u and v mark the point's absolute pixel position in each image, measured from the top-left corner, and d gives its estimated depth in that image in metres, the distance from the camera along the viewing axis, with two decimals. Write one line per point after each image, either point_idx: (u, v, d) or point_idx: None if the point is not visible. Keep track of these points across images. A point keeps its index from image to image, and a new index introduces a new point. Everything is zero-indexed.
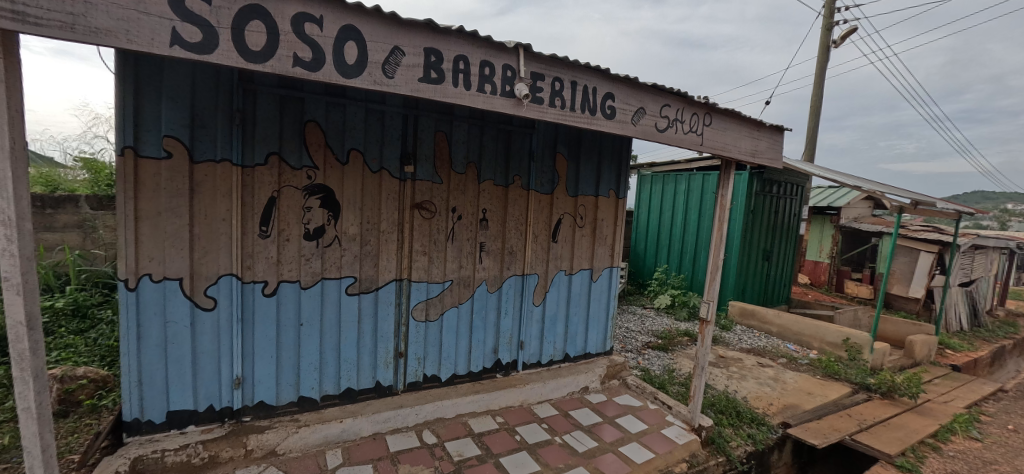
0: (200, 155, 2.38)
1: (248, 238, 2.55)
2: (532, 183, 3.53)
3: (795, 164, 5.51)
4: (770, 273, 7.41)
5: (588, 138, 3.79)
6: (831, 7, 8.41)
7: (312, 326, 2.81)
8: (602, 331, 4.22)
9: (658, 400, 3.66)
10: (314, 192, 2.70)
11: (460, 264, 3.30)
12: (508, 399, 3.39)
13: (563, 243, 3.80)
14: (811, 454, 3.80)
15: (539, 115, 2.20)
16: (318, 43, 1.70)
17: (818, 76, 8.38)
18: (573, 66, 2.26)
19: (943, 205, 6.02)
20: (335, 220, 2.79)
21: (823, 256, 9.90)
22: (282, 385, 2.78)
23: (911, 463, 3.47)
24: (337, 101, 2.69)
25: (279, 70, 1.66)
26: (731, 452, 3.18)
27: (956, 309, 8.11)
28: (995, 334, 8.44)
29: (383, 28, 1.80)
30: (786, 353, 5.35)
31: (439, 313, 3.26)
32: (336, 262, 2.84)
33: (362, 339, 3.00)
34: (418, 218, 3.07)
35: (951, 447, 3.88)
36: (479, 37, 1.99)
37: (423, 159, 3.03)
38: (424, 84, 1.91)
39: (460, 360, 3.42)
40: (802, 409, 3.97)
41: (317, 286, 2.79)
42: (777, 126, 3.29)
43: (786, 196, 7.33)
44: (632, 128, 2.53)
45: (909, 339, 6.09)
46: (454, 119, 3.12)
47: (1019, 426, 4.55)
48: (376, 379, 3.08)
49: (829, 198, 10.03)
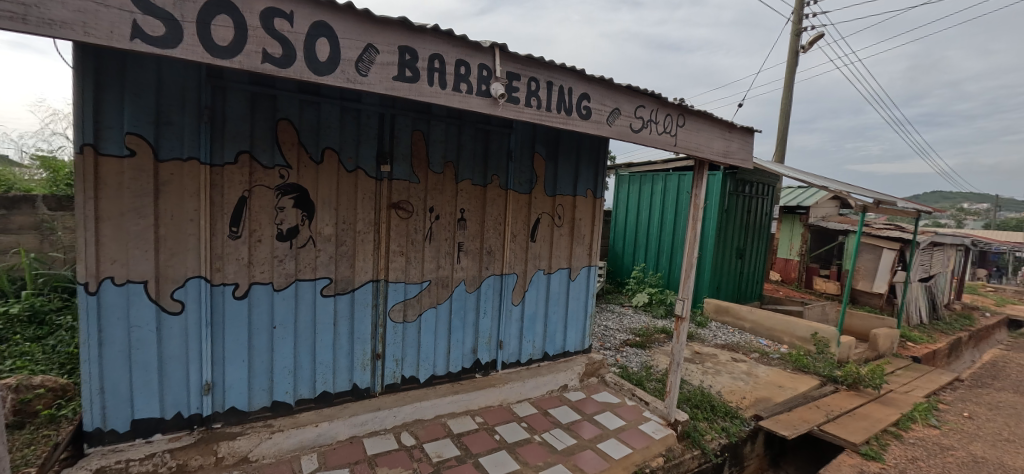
0: (166, 153, 2.29)
1: (217, 239, 2.47)
2: (510, 182, 3.53)
3: (765, 164, 5.68)
4: (743, 270, 7.61)
5: (566, 138, 3.82)
6: (799, 13, 8.71)
7: (286, 329, 2.75)
8: (581, 330, 4.26)
9: (635, 396, 3.72)
10: (287, 192, 2.64)
11: (438, 264, 3.28)
12: (488, 399, 3.39)
13: (541, 242, 3.82)
14: (782, 446, 3.93)
15: (515, 115, 2.21)
16: (288, 39, 1.66)
17: (788, 79, 8.66)
18: (549, 66, 2.27)
19: (903, 205, 6.31)
20: (310, 220, 2.73)
21: (793, 254, 10.23)
22: (254, 389, 2.70)
23: (875, 451, 3.63)
24: (311, 98, 2.63)
25: (248, 66, 1.61)
26: (706, 446, 3.25)
27: (917, 303, 8.52)
28: (952, 327, 8.90)
29: (356, 25, 1.77)
30: (758, 348, 5.52)
31: (417, 314, 3.23)
32: (311, 263, 2.78)
33: (338, 342, 2.95)
34: (395, 218, 3.04)
35: (912, 435, 4.08)
36: (454, 36, 1.98)
37: (400, 159, 3.00)
38: (399, 83, 1.89)
39: (439, 361, 3.40)
40: (773, 402, 4.10)
41: (291, 288, 2.73)
42: (748, 128, 3.39)
43: (758, 196, 7.56)
44: (607, 128, 2.56)
45: (873, 332, 6.36)
46: (432, 118, 3.09)
47: (973, 413, 4.81)
48: (353, 381, 3.03)
49: (798, 198, 10.39)
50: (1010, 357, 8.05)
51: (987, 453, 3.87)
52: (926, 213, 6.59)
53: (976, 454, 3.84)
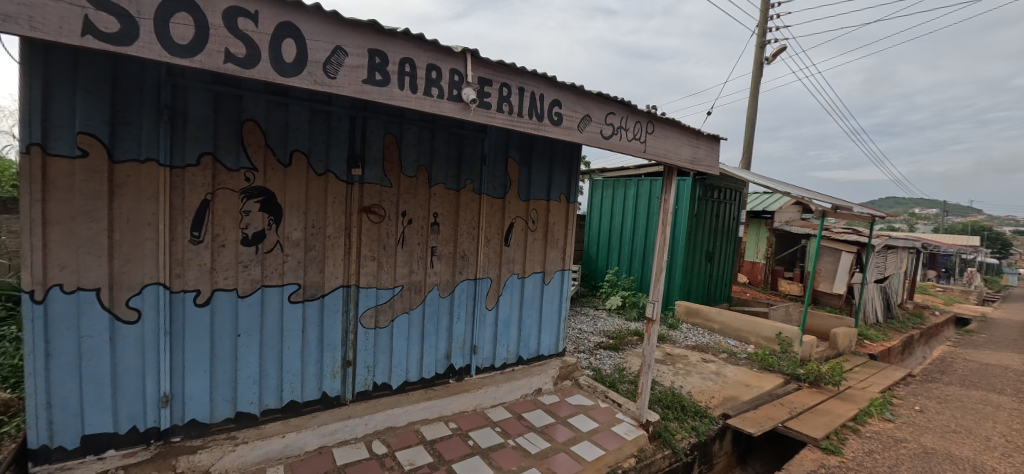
0: (121, 154, 2.19)
1: (177, 245, 2.37)
2: (484, 187, 3.53)
3: (733, 171, 5.88)
4: (712, 273, 7.84)
5: (540, 144, 3.85)
6: (763, 26, 9.08)
7: (252, 337, 2.65)
8: (555, 333, 4.29)
9: (608, 398, 3.77)
10: (253, 195, 2.56)
11: (411, 269, 3.24)
12: (462, 404, 3.37)
13: (515, 246, 3.84)
14: (749, 443, 4.05)
15: (487, 120, 2.22)
16: (252, 39, 1.61)
17: (753, 89, 9.02)
18: (520, 73, 2.29)
19: (859, 210, 6.65)
20: (277, 225, 2.66)
21: (760, 256, 10.61)
22: (217, 400, 2.60)
23: (835, 446, 3.79)
24: (279, 100, 2.57)
25: (209, 66, 1.56)
26: (676, 445, 3.33)
27: (873, 303, 8.97)
28: (906, 325, 9.42)
29: (324, 26, 1.74)
30: (727, 349, 5.68)
31: (389, 320, 3.19)
32: (278, 268, 2.70)
33: (307, 350, 2.87)
34: (366, 222, 2.99)
35: (868, 428, 4.29)
36: (425, 40, 1.97)
37: (372, 162, 2.96)
38: (369, 86, 1.87)
39: (412, 367, 3.35)
40: (741, 400, 4.23)
41: (257, 294, 2.64)
42: (714, 136, 3.51)
43: (726, 201, 7.82)
44: (579, 134, 2.60)
45: (834, 332, 6.66)
46: (405, 121, 3.06)
47: (924, 407, 5.10)
48: (322, 389, 2.96)
49: (764, 203, 10.80)
50: (957, 353, 8.58)
51: (936, 444, 4.11)
52: (880, 219, 6.97)
53: (927, 446, 4.07)
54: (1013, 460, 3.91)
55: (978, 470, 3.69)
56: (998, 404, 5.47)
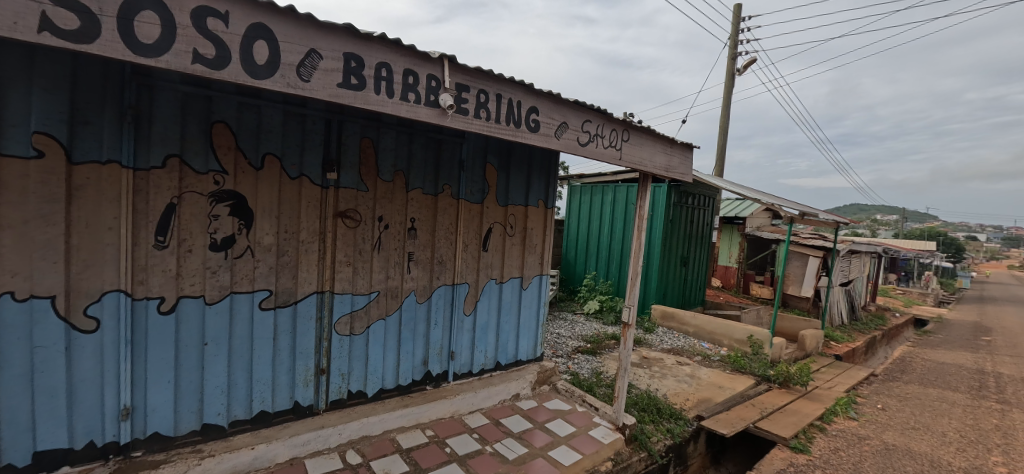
0: (81, 155, 2.09)
1: (140, 250, 2.28)
2: (462, 192, 3.53)
3: (706, 178, 6.04)
4: (687, 277, 8.02)
5: (518, 150, 3.88)
6: (734, 39, 9.41)
7: (219, 345, 2.56)
8: (533, 338, 4.30)
9: (585, 402, 3.80)
10: (222, 199, 2.48)
11: (387, 274, 3.20)
12: (439, 411, 3.33)
13: (493, 252, 3.84)
14: (723, 443, 4.15)
15: (464, 126, 2.23)
16: (223, 40, 1.58)
17: (725, 99, 9.31)
18: (498, 80, 2.31)
19: (825, 216, 6.94)
20: (247, 229, 2.59)
21: (732, 261, 10.91)
22: (181, 412, 2.50)
23: (803, 444, 3.92)
24: (251, 101, 2.50)
25: (176, 66, 1.52)
26: (652, 447, 3.39)
27: (839, 306, 9.35)
28: (869, 326, 9.85)
29: (299, 29, 1.72)
30: (701, 351, 5.81)
31: (365, 326, 3.13)
32: (248, 274, 2.62)
33: (279, 358, 2.80)
34: (342, 227, 2.94)
35: (834, 427, 4.46)
36: (402, 45, 1.97)
37: (348, 167, 2.91)
38: (344, 90, 1.85)
39: (388, 374, 3.30)
40: (714, 402, 4.33)
41: (225, 301, 2.56)
42: (688, 144, 3.60)
43: (700, 207, 8.03)
44: (555, 141, 2.64)
45: (802, 333, 6.91)
46: (382, 125, 3.03)
47: (886, 405, 5.34)
48: (294, 399, 2.89)
49: (736, 209, 11.14)
50: (915, 353, 9.03)
51: (896, 440, 4.31)
52: (844, 225, 7.27)
53: (888, 442, 4.26)
54: (966, 454, 4.13)
55: (935, 464, 3.88)
56: (953, 401, 5.77)
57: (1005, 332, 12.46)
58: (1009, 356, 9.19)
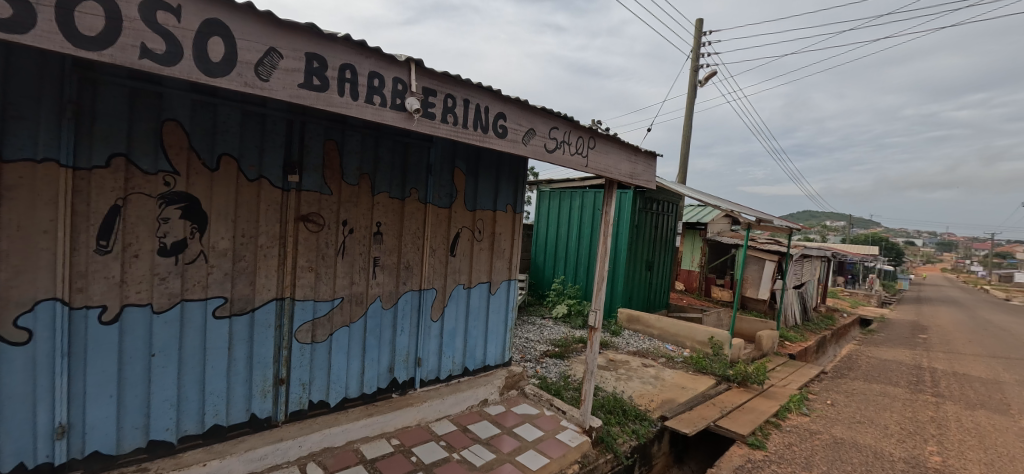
0: (13, 153, 1.93)
1: (80, 256, 2.12)
2: (429, 196, 3.50)
3: (670, 185, 6.24)
4: (652, 281, 8.25)
5: (486, 155, 3.89)
6: (696, 52, 9.81)
7: (169, 356, 2.42)
8: (501, 343, 4.30)
9: (553, 406, 3.83)
10: (173, 201, 2.35)
11: (352, 280, 3.12)
12: (405, 419, 3.27)
13: (461, 257, 3.82)
14: (686, 443, 4.27)
15: (430, 130, 2.21)
16: (175, 35, 1.50)
17: (688, 110, 9.68)
18: (465, 85, 2.31)
19: (779, 222, 7.32)
20: (200, 233, 2.46)
21: (694, 265, 11.28)
22: (125, 429, 2.33)
23: (759, 440, 4.10)
24: (207, 99, 2.40)
25: (122, 61, 1.43)
26: (618, 449, 3.45)
27: (792, 307, 9.87)
28: (819, 327, 10.45)
29: (257, 27, 1.66)
30: (665, 353, 5.98)
31: (327, 334, 3.04)
32: (201, 281, 2.49)
33: (234, 368, 2.67)
34: (304, 232, 2.85)
35: (788, 423, 4.69)
36: (367, 47, 1.94)
37: (311, 169, 2.83)
38: (305, 91, 1.80)
39: (352, 382, 3.21)
40: (677, 402, 4.46)
41: (175, 309, 2.42)
42: (651, 153, 3.73)
43: (664, 213, 8.29)
44: (523, 147, 2.67)
45: (759, 334, 7.24)
46: (347, 127, 2.96)
47: (834, 401, 5.67)
48: (251, 411, 2.76)
49: (698, 215, 11.58)
50: (860, 351, 9.64)
51: (844, 434, 4.58)
52: (797, 231, 7.69)
53: (837, 436, 4.52)
54: (905, 444, 4.44)
55: (878, 455, 4.15)
56: (893, 396, 6.20)
57: (938, 330, 13.50)
58: (942, 352, 9.96)
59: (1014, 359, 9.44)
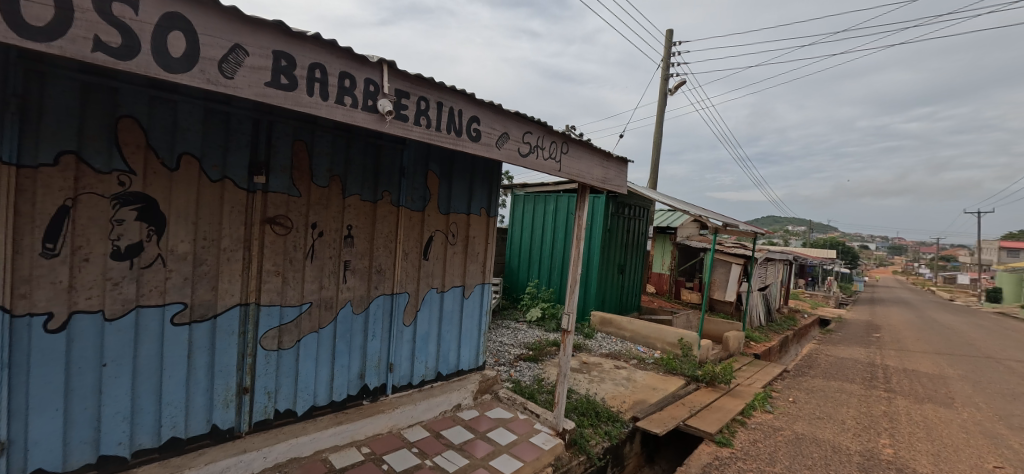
0: None
1: (23, 259, 1.98)
2: (402, 199, 3.46)
3: (641, 190, 6.39)
4: (624, 284, 8.41)
5: (460, 159, 3.88)
6: (666, 61, 10.11)
7: (122, 365, 2.28)
8: (474, 347, 4.27)
9: (527, 409, 3.83)
10: (128, 202, 2.23)
11: (321, 284, 3.04)
12: (376, 427, 3.20)
13: (434, 260, 3.78)
14: (657, 442, 4.36)
15: (403, 133, 2.19)
16: (131, 28, 1.42)
17: (658, 117, 9.96)
18: (439, 88, 2.30)
19: (744, 227, 7.61)
20: (158, 236, 2.34)
21: (665, 268, 11.58)
22: (72, 444, 2.18)
23: (726, 438, 4.23)
24: (168, 96, 2.29)
25: (73, 54, 1.35)
26: (591, 450, 3.48)
27: (757, 309, 10.26)
28: (782, 327, 10.91)
29: (222, 23, 1.60)
30: (636, 355, 6.09)
31: (294, 340, 2.95)
32: (158, 286, 2.37)
33: (193, 378, 2.54)
34: (270, 234, 2.76)
35: (753, 420, 4.87)
36: (338, 47, 1.90)
37: (278, 170, 2.75)
38: (272, 90, 1.75)
39: (320, 390, 3.12)
40: (648, 403, 4.55)
41: (130, 316, 2.29)
42: (622, 158, 3.81)
43: (635, 217, 8.47)
44: (497, 151, 2.68)
45: (726, 335, 7.49)
46: (317, 128, 2.90)
47: (796, 398, 5.93)
48: (212, 422, 2.64)
49: (669, 219, 11.89)
50: (819, 349, 10.12)
51: (805, 429, 4.79)
52: (761, 235, 8.01)
53: (798, 432, 4.73)
54: (861, 438, 4.68)
55: (836, 449, 4.36)
56: (849, 392, 6.53)
57: (890, 329, 14.34)
58: (893, 349, 10.57)
59: (956, 355, 10.13)
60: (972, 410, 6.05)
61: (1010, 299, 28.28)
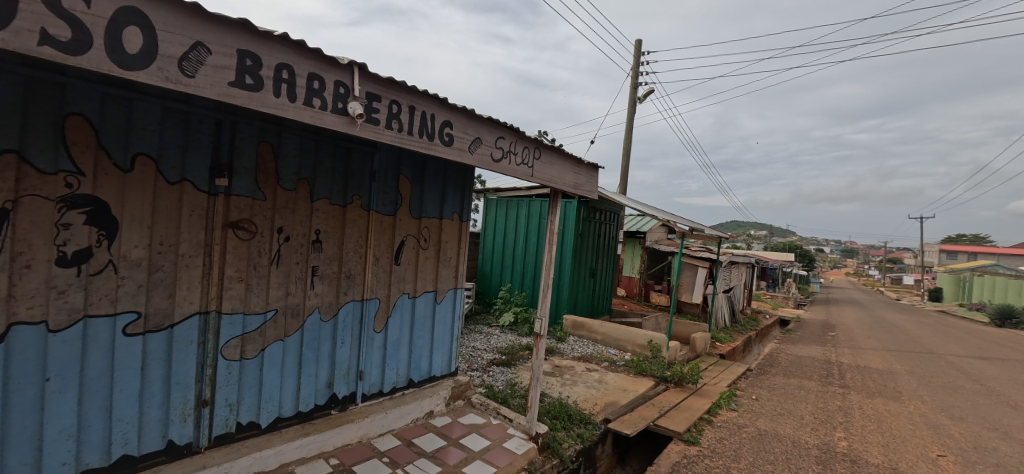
0: None
1: None
2: (373, 203, 3.40)
3: (612, 196, 6.53)
4: (595, 287, 8.54)
5: (432, 163, 3.86)
6: (635, 70, 10.41)
7: (68, 380, 2.13)
8: (447, 352, 4.23)
9: (500, 414, 3.83)
10: (76, 205, 2.10)
11: (287, 291, 2.95)
12: (345, 437, 3.12)
13: (406, 265, 3.73)
14: (628, 443, 4.44)
15: (374, 136, 2.16)
16: (83, 22, 1.35)
17: (628, 124, 10.23)
18: (411, 91, 2.28)
19: (710, 231, 7.89)
20: (109, 241, 2.21)
21: (635, 272, 11.86)
22: (9, 467, 2.02)
23: (694, 437, 4.36)
24: (121, 94, 2.17)
25: (16, 47, 1.27)
26: (563, 453, 3.51)
27: (722, 310, 10.64)
28: (746, 328, 11.35)
29: (183, 19, 1.54)
30: (608, 357, 6.19)
31: (258, 350, 2.83)
32: (109, 294, 2.23)
33: (148, 392, 2.40)
34: (233, 239, 2.65)
35: (719, 419, 5.04)
36: (307, 47, 1.86)
37: (242, 173, 2.65)
38: (236, 89, 1.69)
39: (285, 401, 3.01)
40: (620, 404, 4.64)
41: (77, 327, 2.14)
42: (593, 165, 3.89)
43: (606, 222, 8.64)
44: (469, 156, 2.68)
45: (693, 336, 7.73)
46: (284, 130, 2.82)
47: (759, 396, 6.18)
48: (168, 438, 2.50)
49: (638, 224, 12.20)
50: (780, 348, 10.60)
51: (767, 426, 5.00)
52: (725, 239, 8.33)
53: (761, 428, 4.93)
54: (818, 432, 4.93)
55: (796, 443, 4.57)
56: (807, 388, 6.87)
57: (844, 328, 15.21)
58: (847, 347, 11.19)
59: (903, 352, 10.84)
60: (917, 403, 6.47)
61: (949, 298, 30.48)
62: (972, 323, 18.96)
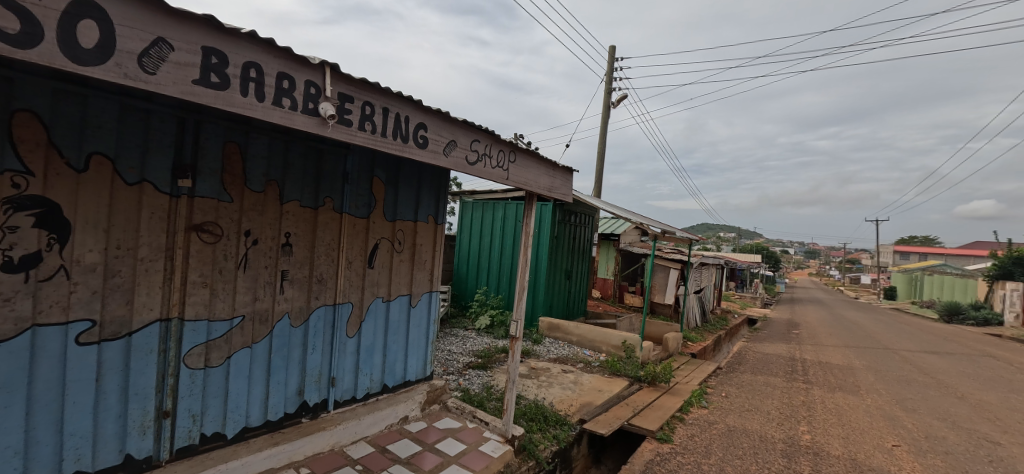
0: None
1: None
2: (345, 206, 3.33)
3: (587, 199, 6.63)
4: (571, 290, 8.63)
5: (407, 165, 3.82)
6: (609, 76, 10.62)
7: (13, 393, 1.99)
8: (422, 356, 4.19)
9: (475, 418, 3.82)
10: (24, 206, 1.97)
11: (255, 296, 2.86)
12: (316, 445, 3.03)
13: (380, 269, 3.68)
14: (603, 443, 4.50)
15: (347, 138, 2.13)
16: (34, 14, 1.28)
17: (602, 128, 10.42)
18: (385, 93, 2.26)
19: (681, 234, 8.12)
20: (61, 245, 2.09)
21: (610, 273, 12.06)
22: None
23: (666, 435, 4.46)
24: (75, 90, 2.06)
25: None
26: (540, 455, 3.53)
27: (693, 311, 10.94)
28: (716, 327, 11.70)
29: (144, 14, 1.48)
30: (583, 358, 6.27)
31: (224, 357, 2.73)
32: (60, 301, 2.10)
33: (104, 404, 2.28)
34: (197, 243, 2.55)
35: (690, 416, 5.17)
36: (276, 46, 1.82)
37: (207, 173, 2.56)
38: (200, 88, 1.63)
39: (253, 409, 2.91)
40: (595, 405, 4.70)
41: (24, 337, 2.01)
42: (568, 168, 3.94)
43: (581, 225, 8.75)
44: (444, 159, 2.67)
45: (666, 336, 7.91)
46: (252, 130, 2.74)
47: (728, 393, 6.39)
48: (126, 452, 2.37)
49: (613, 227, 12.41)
50: (747, 347, 10.99)
51: (736, 422, 5.17)
52: (696, 242, 8.58)
53: (730, 424, 5.09)
54: (783, 427, 5.13)
55: (762, 438, 4.75)
56: (773, 385, 7.15)
57: (806, 326, 15.92)
58: (810, 344, 11.71)
59: (860, 348, 11.43)
60: (873, 396, 6.84)
61: (902, 296, 32.31)
62: (922, 320, 20.19)
